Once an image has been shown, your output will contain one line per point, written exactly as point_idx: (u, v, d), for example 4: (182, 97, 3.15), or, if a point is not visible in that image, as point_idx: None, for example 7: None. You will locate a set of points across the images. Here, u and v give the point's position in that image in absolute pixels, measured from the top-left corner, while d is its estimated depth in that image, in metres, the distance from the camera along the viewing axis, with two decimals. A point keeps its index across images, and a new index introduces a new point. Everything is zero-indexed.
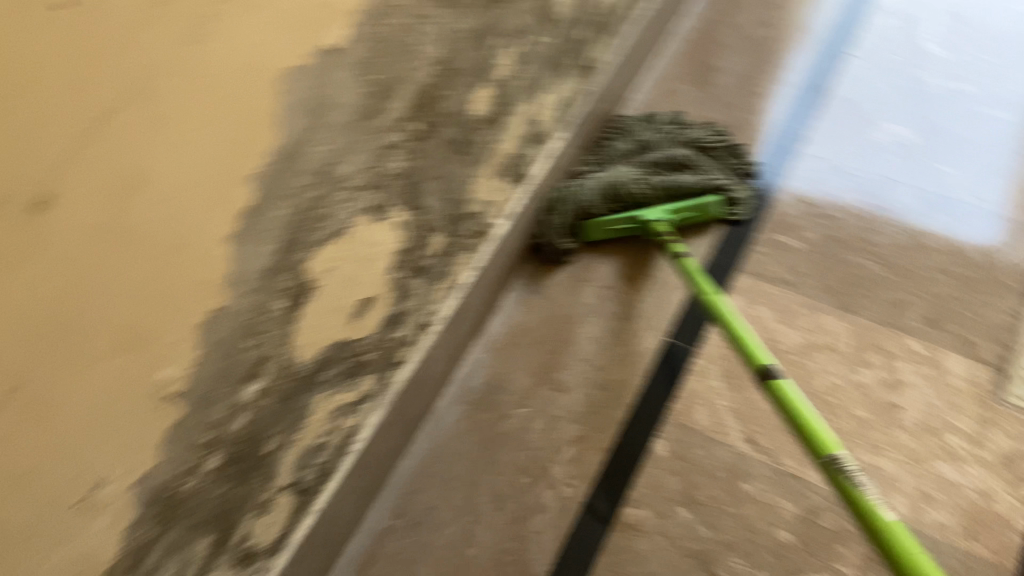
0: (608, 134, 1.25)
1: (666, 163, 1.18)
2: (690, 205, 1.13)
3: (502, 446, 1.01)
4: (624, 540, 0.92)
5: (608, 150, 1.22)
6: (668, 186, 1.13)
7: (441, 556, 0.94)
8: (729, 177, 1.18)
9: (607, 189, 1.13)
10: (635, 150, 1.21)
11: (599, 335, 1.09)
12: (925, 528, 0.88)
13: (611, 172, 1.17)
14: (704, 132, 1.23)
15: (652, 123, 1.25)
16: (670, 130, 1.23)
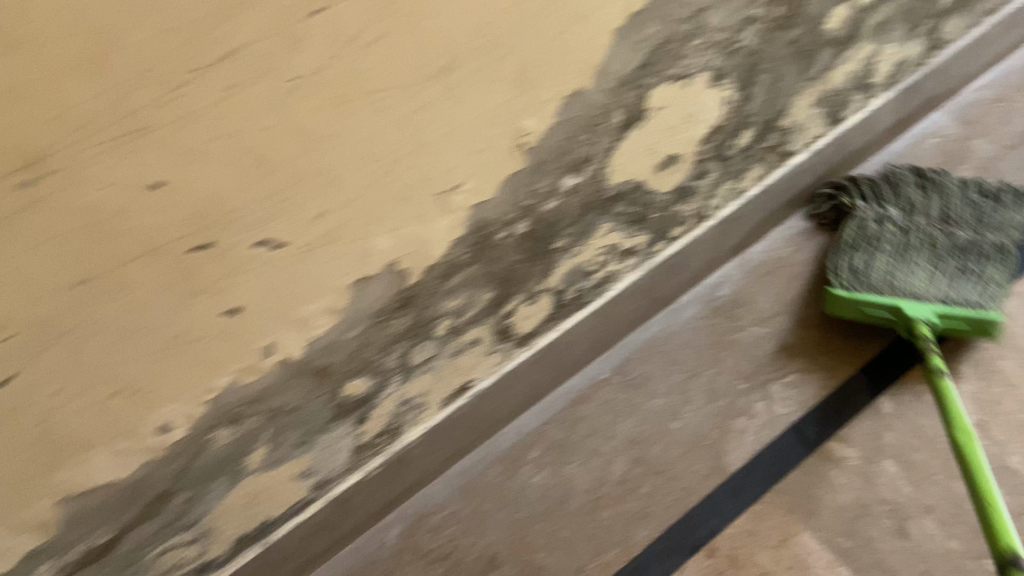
0: (903, 181, 1.12)
1: (960, 253, 1.02)
2: (967, 316, 0.96)
3: (729, 351, 1.06)
4: (821, 465, 0.95)
5: (915, 196, 1.12)
6: (947, 289, 0.99)
7: (647, 418, 1.01)
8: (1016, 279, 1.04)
9: (885, 280, 1.01)
10: (940, 216, 1.10)
11: None
12: None
13: (889, 248, 1.04)
14: (1012, 212, 1.11)
15: (960, 188, 1.11)
16: (975, 208, 1.10)
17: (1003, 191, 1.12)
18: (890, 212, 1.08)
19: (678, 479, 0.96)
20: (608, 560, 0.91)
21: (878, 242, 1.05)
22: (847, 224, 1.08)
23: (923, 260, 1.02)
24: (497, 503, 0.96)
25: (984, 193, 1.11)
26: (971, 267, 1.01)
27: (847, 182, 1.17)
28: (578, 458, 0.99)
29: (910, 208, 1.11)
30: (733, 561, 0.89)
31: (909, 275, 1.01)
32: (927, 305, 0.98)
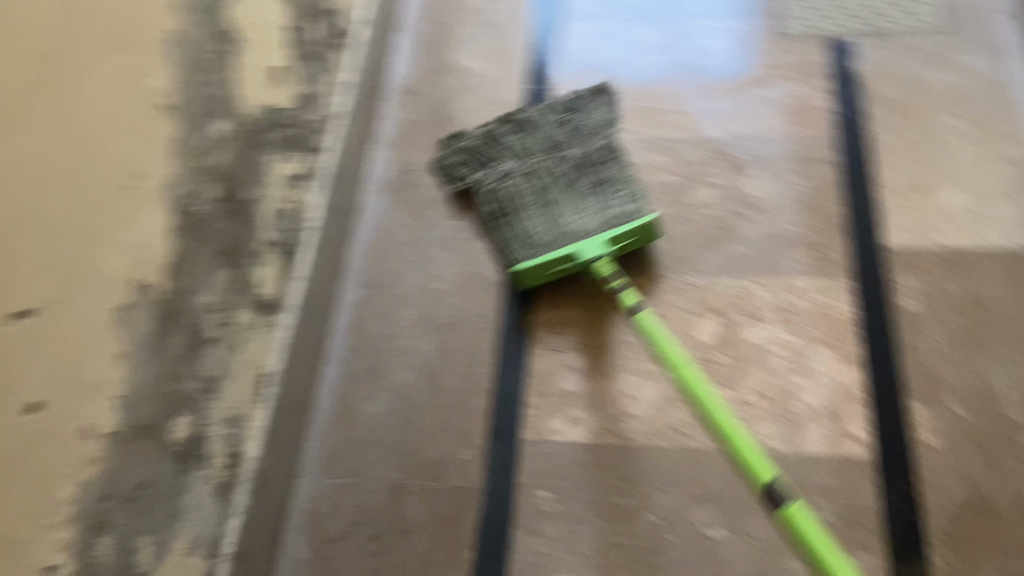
0: (496, 147, 1.10)
1: (586, 168, 1.07)
2: (632, 231, 1.01)
3: (430, 208, 1.16)
4: None
5: (519, 144, 1.10)
6: (597, 215, 1.03)
7: (417, 299, 1.08)
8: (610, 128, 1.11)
9: (544, 239, 1.02)
10: (546, 150, 1.09)
11: (474, 104, 1.25)
12: (759, 129, 1.16)
13: (531, 223, 1.04)
14: (598, 105, 1.11)
15: (535, 117, 1.10)
16: (567, 116, 1.11)
17: (577, 105, 1.11)
18: (517, 180, 1.06)
19: (475, 316, 1.06)
20: (478, 407, 0.99)
21: (518, 199, 1.05)
22: (482, 197, 1.07)
23: (569, 207, 1.04)
24: (363, 450, 0.97)
25: (561, 100, 1.11)
26: (604, 209, 1.04)
27: (449, 149, 1.12)
28: (393, 365, 1.03)
29: (527, 148, 1.09)
30: (553, 329, 1.04)
31: (564, 216, 1.03)
32: (595, 241, 1.01)
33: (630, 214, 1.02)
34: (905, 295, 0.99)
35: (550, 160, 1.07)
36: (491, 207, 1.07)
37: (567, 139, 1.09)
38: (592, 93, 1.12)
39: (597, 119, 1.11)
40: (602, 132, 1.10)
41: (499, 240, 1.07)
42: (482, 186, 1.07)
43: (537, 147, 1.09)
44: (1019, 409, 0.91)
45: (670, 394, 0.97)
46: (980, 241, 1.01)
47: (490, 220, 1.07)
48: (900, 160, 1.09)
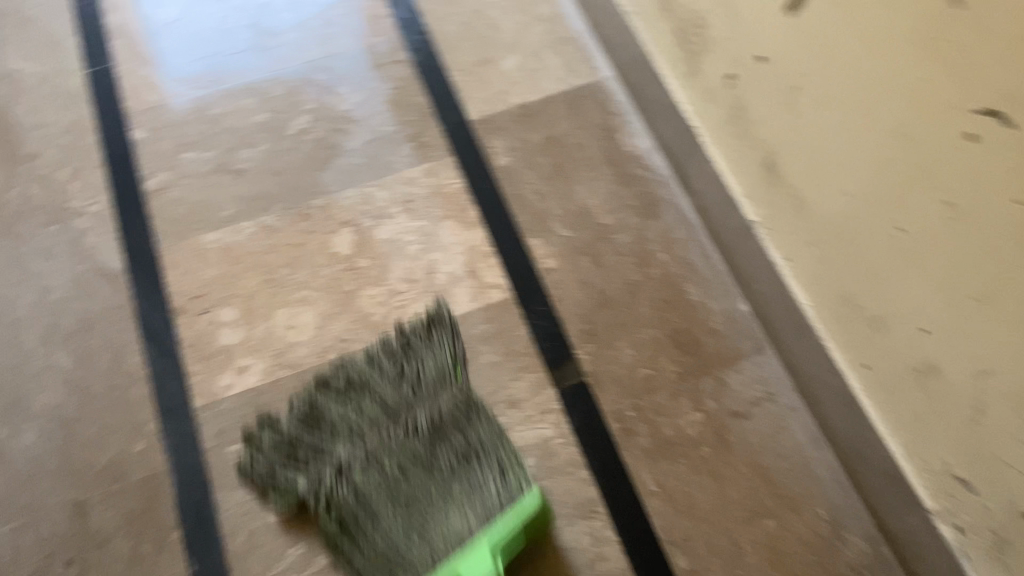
0: (320, 433, 0.87)
1: (442, 437, 0.85)
2: (512, 511, 0.80)
3: (18, 222, 1.07)
4: (162, 200, 1.08)
5: (338, 415, 0.88)
6: (473, 507, 0.80)
7: (35, 317, 1.00)
8: (460, 386, 0.90)
9: (398, 532, 0.79)
10: (376, 419, 0.87)
11: (33, 106, 1.17)
12: (333, 49, 1.20)
13: (386, 527, 0.80)
14: (436, 357, 0.92)
15: (365, 371, 0.91)
16: (410, 369, 0.91)
17: (388, 349, 0.93)
18: (353, 468, 0.83)
19: (106, 311, 1.00)
20: (139, 394, 0.95)
21: (366, 505, 0.82)
22: (322, 515, 0.83)
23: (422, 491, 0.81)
24: (23, 486, 0.90)
25: (387, 389, 0.89)
26: (462, 468, 0.83)
27: (263, 463, 0.87)
28: (29, 390, 0.95)
29: (356, 432, 0.86)
30: (193, 294, 1.01)
31: (428, 512, 0.80)
32: (479, 552, 0.77)
33: (507, 495, 0.81)
34: (498, 154, 1.12)
35: (390, 432, 0.86)
36: (321, 489, 0.83)
37: (414, 413, 0.87)
38: (399, 337, 0.94)
39: (432, 365, 0.91)
40: (444, 389, 0.89)
41: (346, 548, 0.81)
42: (310, 489, 0.84)
43: (374, 419, 0.87)
44: (609, 214, 1.06)
45: (326, 311, 1.01)
46: (540, 91, 1.16)
47: (324, 506, 0.83)
48: (461, 44, 1.21)
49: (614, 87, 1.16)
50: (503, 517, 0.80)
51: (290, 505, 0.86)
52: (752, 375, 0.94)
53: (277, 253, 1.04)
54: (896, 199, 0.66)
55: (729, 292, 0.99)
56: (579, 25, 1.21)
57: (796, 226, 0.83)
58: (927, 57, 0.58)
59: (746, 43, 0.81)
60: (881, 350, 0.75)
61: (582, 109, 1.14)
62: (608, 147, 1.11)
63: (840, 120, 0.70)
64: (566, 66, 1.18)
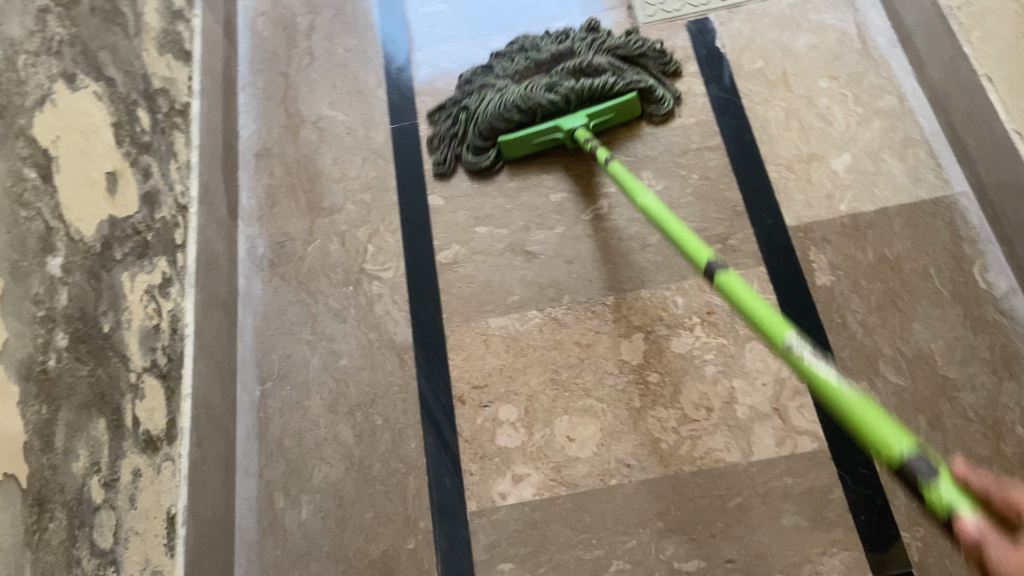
0: (494, 67, 1.16)
1: (583, 72, 1.10)
2: (609, 108, 1.09)
3: (315, 278, 1.09)
4: (452, 275, 1.06)
5: (510, 68, 1.15)
6: (582, 86, 1.06)
7: (322, 382, 1.00)
8: (634, 37, 1.13)
9: (517, 106, 1.06)
10: (535, 64, 1.13)
11: (337, 156, 1.19)
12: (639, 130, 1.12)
13: (506, 91, 1.10)
14: (623, 37, 1.14)
15: (556, 36, 1.16)
16: (583, 39, 1.15)
17: (577, 34, 1.17)
18: (506, 80, 1.13)
19: (389, 387, 0.99)
20: (415, 486, 0.92)
21: (504, 99, 1.09)
22: (475, 104, 1.12)
23: (552, 95, 1.06)
24: (299, 562, 0.90)
25: (556, 48, 1.13)
26: (587, 80, 1.07)
27: (445, 104, 1.17)
28: (312, 462, 0.95)
29: (514, 70, 1.14)
30: (475, 383, 0.97)
31: (542, 97, 1.06)
32: (576, 114, 1.08)
33: (607, 88, 1.07)
34: (818, 271, 0.98)
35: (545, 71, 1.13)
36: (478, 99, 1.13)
37: (571, 64, 1.10)
38: (587, 29, 1.17)
39: (607, 41, 1.13)
40: (610, 57, 1.12)
41: (472, 137, 1.12)
42: (470, 102, 1.13)
43: (531, 65, 1.13)
44: (954, 364, 0.89)
45: (612, 428, 0.92)
46: (875, 201, 1.01)
47: (473, 103, 1.13)
48: (786, 134, 1.08)
49: (969, 207, 0.98)
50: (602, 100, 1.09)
51: (453, 101, 1.16)
52: None
53: (562, 351, 0.98)
54: None
55: None
56: (929, 123, 1.05)
57: None
58: None
59: None
60: None
61: (926, 228, 0.98)
62: (958, 279, 0.94)
63: None
64: (909, 173, 1.02)
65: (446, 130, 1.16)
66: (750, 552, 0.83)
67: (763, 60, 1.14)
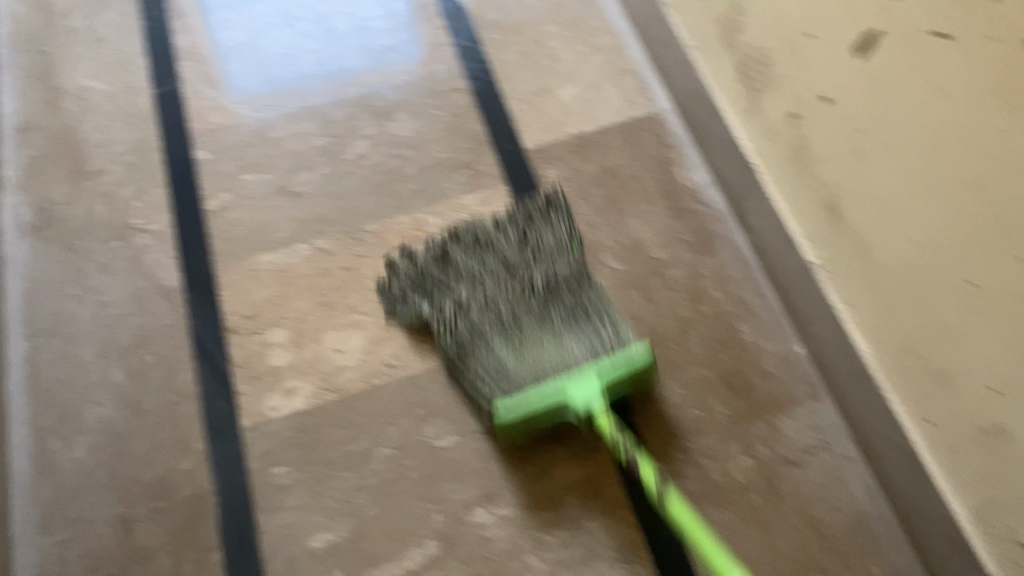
0: (433, 273, 0.98)
1: (556, 296, 0.95)
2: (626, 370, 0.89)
3: (82, 238, 1.10)
4: (220, 221, 1.10)
5: (466, 262, 0.98)
6: (572, 334, 0.93)
7: (93, 332, 1.02)
8: (553, 219, 1.02)
9: (505, 351, 0.92)
10: (502, 268, 0.97)
11: (100, 123, 1.21)
12: (391, 75, 1.21)
13: (476, 301, 0.95)
14: (553, 222, 1.02)
15: (499, 223, 1.01)
16: (534, 234, 1.00)
17: (526, 208, 1.03)
18: (480, 290, 0.96)
19: (159, 328, 1.02)
20: (190, 413, 0.96)
21: (482, 333, 0.93)
22: (436, 328, 0.96)
23: (536, 326, 0.93)
24: (76, 498, 0.92)
25: (508, 252, 0.99)
26: (575, 319, 0.94)
27: (382, 292, 1.01)
28: (85, 405, 0.97)
29: (478, 277, 0.97)
30: (245, 314, 1.02)
31: (539, 354, 0.91)
32: (589, 381, 0.89)
33: (600, 341, 0.92)
34: (551, 185, 1.11)
35: (512, 266, 0.98)
36: (431, 311, 0.97)
37: (534, 273, 0.97)
38: (539, 201, 1.04)
39: (546, 237, 1.01)
40: (570, 262, 0.99)
41: (442, 345, 0.96)
42: (427, 310, 0.97)
43: (488, 265, 0.98)
44: (662, 249, 1.04)
45: (376, 335, 1.00)
46: (596, 122, 1.15)
47: (473, 361, 0.93)
48: (521, 73, 1.20)
49: (671, 121, 1.14)
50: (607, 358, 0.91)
51: (408, 311, 0.99)
52: (806, 421, 0.91)
53: (327, 277, 1.04)
54: (962, 260, 0.64)
55: (786, 334, 0.97)
56: (637, 56, 1.20)
57: (855, 273, 0.80)
58: (1009, 110, 0.55)
59: (810, 82, 0.78)
60: (947, 407, 0.72)
61: (638, 141, 1.13)
62: (664, 180, 1.09)
63: (910, 172, 0.67)
64: (624, 96, 1.17)
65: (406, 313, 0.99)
66: None
67: (499, 10, 1.26)
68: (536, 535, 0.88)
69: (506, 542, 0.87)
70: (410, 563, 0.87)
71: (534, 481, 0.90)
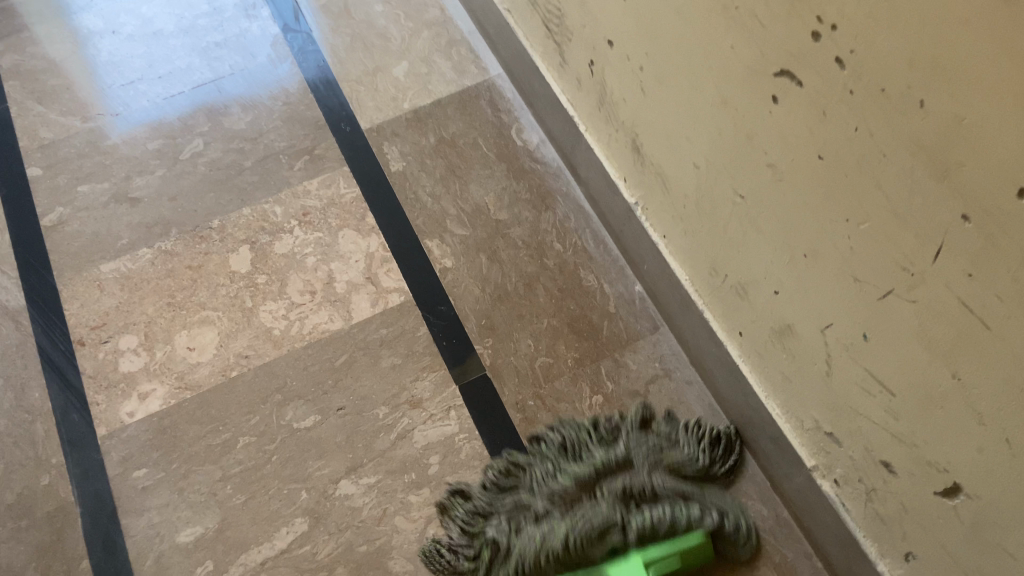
0: (515, 473, 0.87)
1: (646, 511, 0.81)
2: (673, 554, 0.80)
3: None
4: (59, 235, 1.08)
5: (545, 472, 0.85)
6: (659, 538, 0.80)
7: None
8: (666, 437, 0.87)
9: (560, 555, 0.79)
10: (580, 480, 0.83)
11: None
12: (223, 72, 1.20)
13: (553, 521, 0.81)
14: (664, 431, 0.88)
15: (594, 428, 0.88)
16: (631, 438, 0.87)
17: (631, 421, 0.90)
18: (561, 518, 0.81)
19: (5, 349, 1.00)
20: (43, 430, 0.94)
21: (550, 547, 0.79)
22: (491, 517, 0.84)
23: (595, 506, 0.81)
24: None
25: (598, 453, 0.85)
26: (656, 517, 0.81)
27: (445, 509, 0.87)
28: None
29: (560, 494, 0.82)
30: (92, 324, 1.01)
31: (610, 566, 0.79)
32: (631, 559, 0.79)
33: (675, 531, 0.81)
34: (392, 161, 1.12)
35: (607, 466, 0.84)
36: (505, 527, 0.82)
37: (625, 482, 0.83)
38: (639, 413, 0.90)
39: (646, 444, 0.86)
40: (669, 473, 0.84)
41: (486, 548, 0.82)
42: (493, 527, 0.83)
43: (578, 480, 0.83)
44: (503, 209, 1.07)
45: (228, 329, 1.01)
46: (431, 96, 1.17)
47: (505, 542, 0.81)
48: (353, 55, 1.21)
49: (503, 85, 1.17)
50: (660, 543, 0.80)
51: (467, 508, 0.86)
52: (649, 354, 0.96)
53: (173, 278, 1.04)
54: (732, 172, 0.68)
55: (624, 275, 1.01)
56: (465, 26, 1.23)
57: (665, 203, 0.85)
58: (726, 26, 0.60)
59: (595, 29, 0.82)
60: (749, 316, 0.77)
61: (473, 110, 1.16)
62: (500, 143, 1.13)
63: (679, 100, 0.72)
64: (456, 67, 1.19)
65: (462, 518, 0.85)
66: (357, 396, 0.96)
67: None
68: (401, 498, 0.89)
69: (374, 508, 0.89)
70: (280, 543, 0.87)
71: (394, 446, 0.92)
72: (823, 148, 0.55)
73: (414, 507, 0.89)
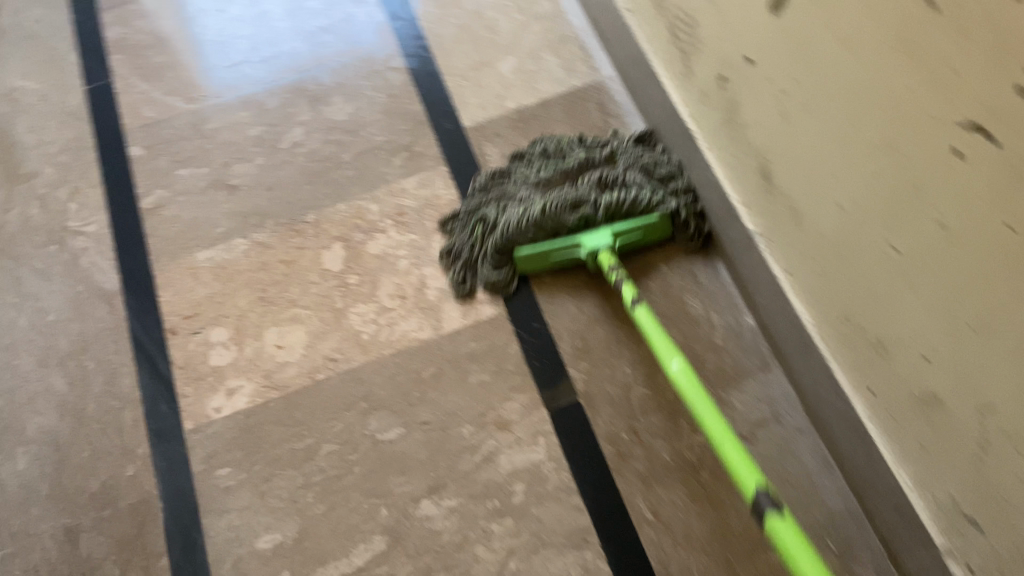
0: (509, 175, 1.03)
1: (608, 186, 0.97)
2: (638, 231, 0.95)
3: (17, 243, 1.07)
4: (157, 219, 1.07)
5: (530, 175, 1.02)
6: (606, 203, 0.94)
7: (29, 341, 1.00)
8: (642, 153, 1.01)
9: (535, 220, 0.94)
10: (562, 173, 1.00)
11: (33, 125, 1.17)
12: (327, 59, 1.17)
13: (540, 198, 0.96)
14: (635, 147, 1.02)
15: (577, 140, 1.04)
16: (609, 146, 1.02)
17: (619, 140, 1.04)
18: (543, 196, 0.96)
19: (99, 333, 1.00)
20: (131, 418, 0.94)
21: (529, 208, 0.95)
22: (488, 209, 1.00)
23: (545, 171, 1.01)
24: (17, 511, 0.90)
25: (583, 155, 1.01)
26: (616, 198, 0.94)
27: (447, 227, 1.02)
28: (25, 417, 0.95)
29: (544, 184, 1.00)
30: (184, 314, 1.00)
31: (568, 230, 0.95)
32: (601, 232, 0.94)
33: (638, 207, 0.95)
34: (492, 163, 1.07)
35: (589, 164, 1.00)
36: (497, 210, 0.99)
37: (601, 173, 0.98)
38: (635, 139, 1.03)
39: (632, 159, 1.00)
40: (641, 173, 0.98)
41: (481, 236, 0.98)
42: (490, 211, 0.99)
43: (562, 172, 1.00)
44: None
45: (317, 329, 0.98)
46: (537, 95, 1.11)
47: (495, 216, 0.98)
48: (459, 47, 1.17)
49: (614, 88, 1.11)
50: (629, 222, 0.95)
51: (466, 208, 1.01)
52: (757, 394, 0.89)
53: (265, 271, 1.02)
54: (888, 222, 0.60)
55: (735, 304, 0.94)
56: (578, 22, 1.17)
57: (795, 239, 0.77)
58: (904, 63, 0.52)
59: (734, 44, 0.75)
60: (886, 376, 0.69)
61: (581, 112, 1.10)
62: None
63: (829, 132, 0.64)
64: (565, 66, 1.13)
65: (456, 231, 1.01)
66: (443, 412, 0.92)
67: None
68: (483, 525, 0.85)
69: (454, 533, 0.85)
70: (357, 561, 0.85)
71: (478, 468, 0.88)
72: (1016, 217, 0.47)
73: (496, 537, 0.85)
